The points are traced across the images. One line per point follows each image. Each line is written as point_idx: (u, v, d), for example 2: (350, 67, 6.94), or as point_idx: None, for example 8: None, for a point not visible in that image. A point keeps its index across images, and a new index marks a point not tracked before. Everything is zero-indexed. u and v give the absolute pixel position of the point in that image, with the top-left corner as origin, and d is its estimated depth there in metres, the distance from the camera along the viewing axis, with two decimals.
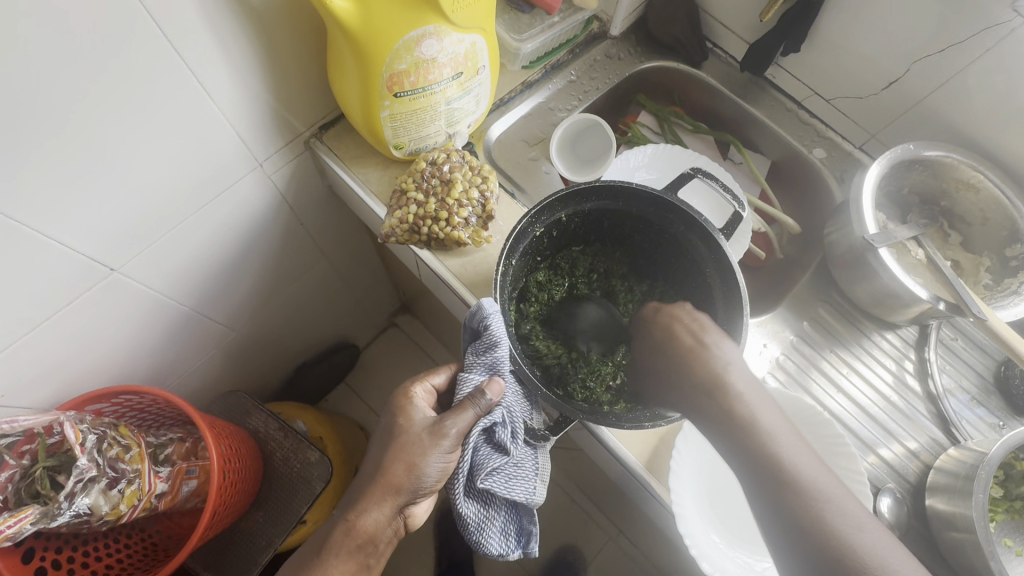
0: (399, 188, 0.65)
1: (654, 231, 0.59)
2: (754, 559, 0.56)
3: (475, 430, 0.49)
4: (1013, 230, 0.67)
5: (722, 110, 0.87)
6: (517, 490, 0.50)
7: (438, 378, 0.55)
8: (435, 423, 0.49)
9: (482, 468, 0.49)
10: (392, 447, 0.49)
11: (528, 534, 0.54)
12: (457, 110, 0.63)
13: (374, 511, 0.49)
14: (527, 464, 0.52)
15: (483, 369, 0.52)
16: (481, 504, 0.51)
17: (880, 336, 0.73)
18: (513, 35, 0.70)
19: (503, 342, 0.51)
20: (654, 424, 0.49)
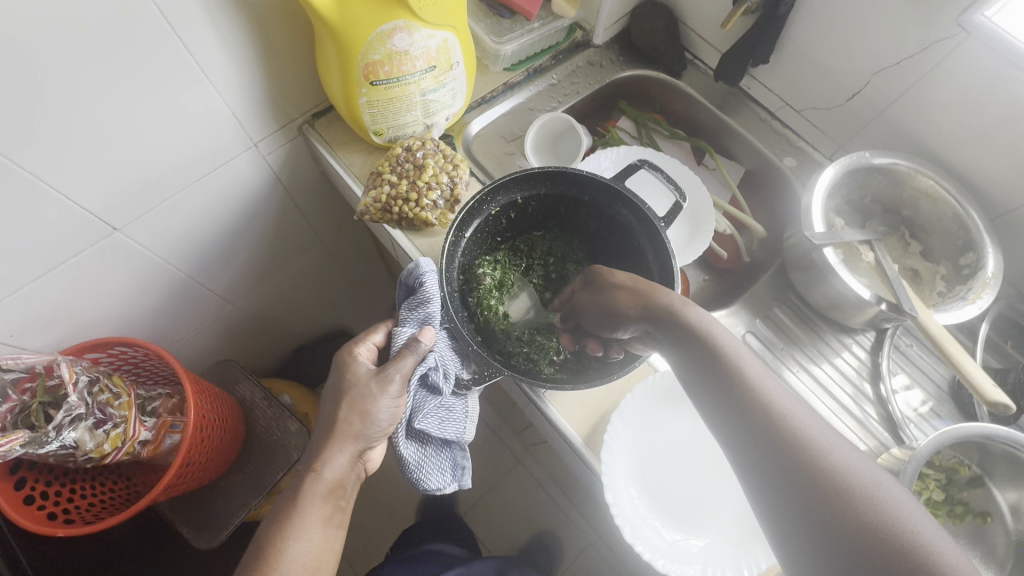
0: (376, 171, 0.71)
1: (603, 218, 0.63)
2: (665, 528, 0.58)
3: (415, 376, 0.57)
4: (967, 239, 0.68)
5: (699, 118, 0.90)
6: (449, 430, 0.61)
7: (378, 336, 0.61)
8: (381, 372, 0.55)
9: (419, 410, 0.59)
10: (346, 398, 0.54)
11: (462, 468, 0.66)
12: (432, 102, 0.69)
13: (338, 459, 0.52)
14: (457, 408, 0.62)
15: (415, 323, 0.59)
16: (418, 445, 0.61)
17: (836, 339, 0.75)
18: (493, 37, 0.76)
19: (434, 298, 0.60)
20: (575, 387, 0.54)
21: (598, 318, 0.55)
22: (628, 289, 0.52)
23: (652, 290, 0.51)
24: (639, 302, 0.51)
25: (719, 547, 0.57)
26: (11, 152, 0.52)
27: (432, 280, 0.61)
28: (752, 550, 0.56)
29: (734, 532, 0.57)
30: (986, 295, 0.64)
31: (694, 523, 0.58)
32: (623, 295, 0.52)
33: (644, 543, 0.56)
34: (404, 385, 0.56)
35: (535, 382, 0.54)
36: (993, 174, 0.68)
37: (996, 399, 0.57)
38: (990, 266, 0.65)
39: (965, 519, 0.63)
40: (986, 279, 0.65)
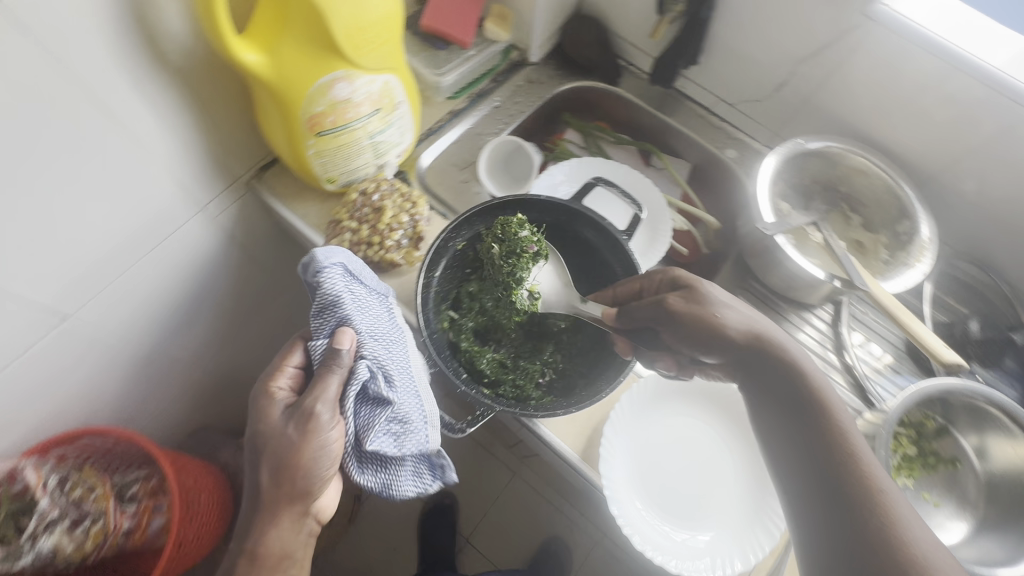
0: (334, 219, 0.70)
1: (567, 239, 0.65)
2: (672, 529, 0.60)
3: (349, 395, 0.56)
4: (901, 209, 0.74)
5: (642, 121, 0.93)
6: (408, 443, 0.60)
7: (294, 357, 0.60)
8: (301, 413, 0.54)
9: (365, 431, 0.57)
10: (265, 457, 0.54)
11: (435, 463, 0.67)
12: (382, 143, 0.69)
13: (273, 526, 0.53)
14: (414, 413, 0.61)
15: (327, 331, 0.59)
16: (382, 469, 0.59)
17: (800, 317, 0.78)
18: (432, 69, 0.77)
19: (342, 300, 0.59)
20: (567, 410, 0.56)
21: (678, 333, 0.54)
22: (731, 314, 0.52)
23: (748, 320, 0.53)
24: (741, 327, 0.52)
25: (723, 539, 0.59)
26: None
27: (343, 281, 0.60)
28: (754, 539, 0.57)
29: (733, 522, 0.59)
30: (926, 258, 0.70)
31: (695, 519, 0.60)
32: (722, 317, 0.52)
33: (654, 548, 0.57)
34: (331, 419, 0.55)
35: (528, 413, 0.56)
36: (914, 144, 0.73)
37: (950, 360, 0.63)
38: (924, 231, 0.71)
39: (939, 468, 0.68)
40: (923, 244, 0.70)
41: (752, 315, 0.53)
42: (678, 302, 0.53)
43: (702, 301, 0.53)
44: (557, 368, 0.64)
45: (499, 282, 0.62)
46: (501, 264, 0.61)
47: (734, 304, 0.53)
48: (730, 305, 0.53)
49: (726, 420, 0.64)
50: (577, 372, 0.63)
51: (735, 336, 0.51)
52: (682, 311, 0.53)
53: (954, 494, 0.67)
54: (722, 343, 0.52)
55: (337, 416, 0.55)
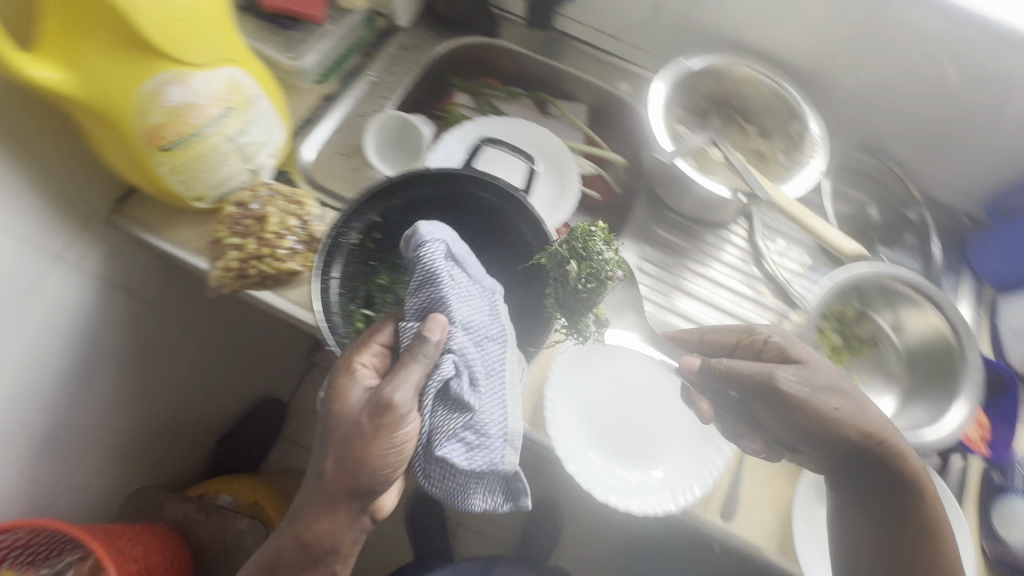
0: (215, 238, 0.64)
1: (472, 209, 0.61)
2: (625, 471, 0.60)
3: (428, 391, 0.49)
4: (790, 110, 0.74)
5: (530, 70, 0.89)
6: (482, 460, 0.50)
7: (381, 334, 0.53)
8: (376, 402, 0.48)
9: (438, 434, 0.49)
10: (335, 444, 0.49)
11: (517, 491, 0.55)
12: (247, 144, 0.62)
13: (321, 518, 0.51)
14: (495, 429, 0.51)
15: (417, 312, 0.51)
16: (447, 475, 0.52)
17: (716, 237, 0.80)
18: (286, 53, 0.70)
19: (442, 277, 0.50)
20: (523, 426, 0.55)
21: (776, 413, 0.54)
22: (853, 403, 0.54)
23: (858, 400, 0.55)
24: (853, 423, 0.53)
25: (674, 472, 0.60)
26: None
27: (444, 261, 0.51)
28: (704, 466, 0.60)
29: (681, 453, 0.61)
30: (818, 154, 0.70)
31: (647, 458, 0.62)
32: (840, 412, 0.54)
33: (612, 493, 0.57)
34: (406, 416, 0.48)
35: None
36: (791, 45, 0.74)
37: (850, 251, 0.66)
38: (814, 128, 0.71)
39: (865, 350, 0.71)
40: (815, 140, 0.71)
41: (859, 398, 0.56)
42: (789, 379, 0.54)
43: (823, 387, 0.55)
44: None
45: (571, 308, 0.55)
46: (573, 283, 0.54)
47: (842, 384, 0.55)
48: (846, 389, 0.55)
49: (693, 429, 0.63)
50: None
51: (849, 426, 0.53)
52: (800, 395, 0.53)
53: (880, 371, 0.70)
54: (834, 440, 0.54)
55: (414, 412, 0.48)
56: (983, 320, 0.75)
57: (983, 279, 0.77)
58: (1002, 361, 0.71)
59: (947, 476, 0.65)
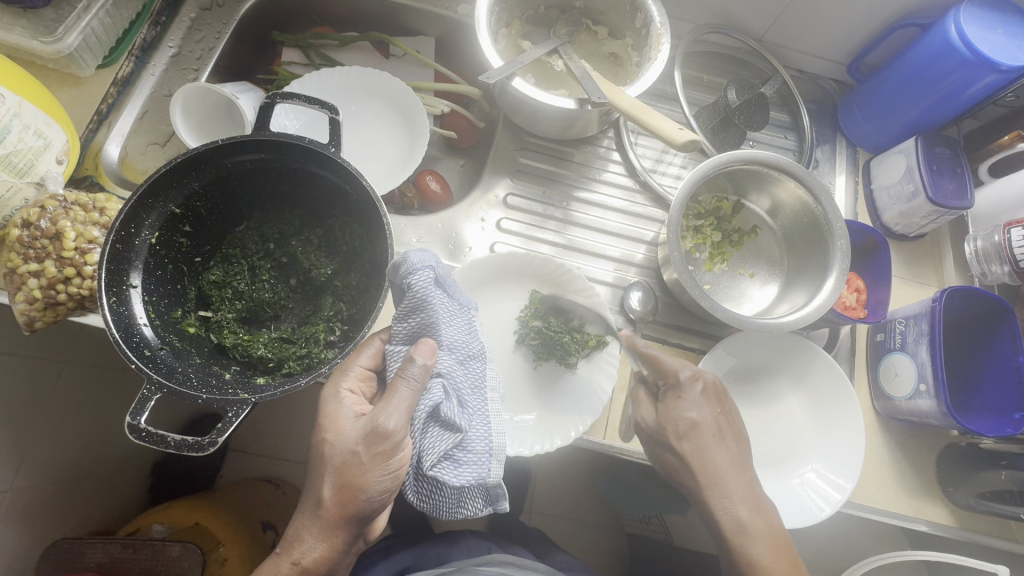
0: (9, 269, 0.55)
1: (288, 177, 0.55)
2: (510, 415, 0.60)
3: (417, 414, 0.47)
4: (632, 2, 0.68)
5: (360, 8, 0.80)
6: (469, 474, 0.49)
7: (366, 357, 0.53)
8: (371, 428, 0.46)
9: (428, 453, 0.48)
10: (332, 471, 0.47)
11: (496, 496, 0.54)
12: (12, 155, 0.53)
13: (319, 545, 0.48)
14: (479, 445, 0.50)
15: (406, 334, 0.51)
16: (433, 490, 0.50)
17: (589, 156, 0.75)
18: (43, 38, 0.60)
19: (427, 299, 0.50)
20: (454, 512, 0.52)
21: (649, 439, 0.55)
22: (685, 455, 0.53)
23: (713, 455, 0.52)
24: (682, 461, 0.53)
25: (551, 414, 0.60)
26: None
27: (432, 286, 0.50)
28: (582, 409, 0.59)
29: (562, 393, 0.61)
30: (664, 44, 0.65)
31: (522, 402, 0.61)
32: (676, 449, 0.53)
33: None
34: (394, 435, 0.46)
35: (291, 382, 0.48)
36: None
37: (685, 140, 0.55)
38: (655, 15, 0.66)
39: (745, 241, 0.69)
40: (658, 28, 0.66)
41: (717, 437, 0.53)
42: (647, 421, 0.56)
43: (678, 437, 0.53)
44: (343, 317, 0.57)
45: (552, 347, 0.61)
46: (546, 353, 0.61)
47: (681, 445, 0.53)
48: (694, 438, 0.53)
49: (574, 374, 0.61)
50: (363, 311, 0.56)
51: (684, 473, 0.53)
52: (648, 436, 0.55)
53: (763, 261, 0.69)
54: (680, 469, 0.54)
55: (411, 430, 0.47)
56: (859, 186, 0.74)
57: (856, 144, 0.76)
58: (878, 224, 0.71)
59: (834, 349, 0.66)
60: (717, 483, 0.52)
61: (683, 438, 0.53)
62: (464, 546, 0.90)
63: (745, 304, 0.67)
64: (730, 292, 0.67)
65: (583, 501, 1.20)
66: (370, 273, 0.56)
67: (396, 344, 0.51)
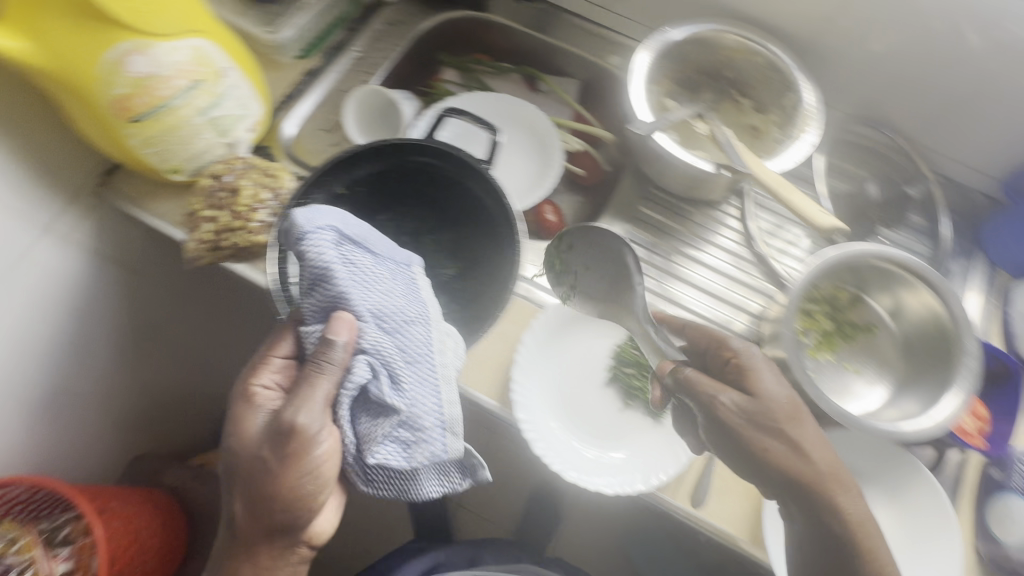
0: (191, 211, 0.65)
1: (438, 182, 0.61)
2: (587, 449, 0.60)
3: (343, 398, 0.47)
4: (784, 82, 0.70)
5: (520, 44, 0.87)
6: (421, 454, 0.50)
7: (282, 348, 0.52)
8: (277, 428, 0.46)
9: (368, 442, 0.48)
10: (244, 479, 0.48)
11: (472, 467, 0.55)
12: (221, 118, 0.62)
13: (249, 559, 0.50)
14: (429, 419, 0.50)
15: (320, 313, 0.49)
16: (391, 480, 0.50)
17: (710, 219, 0.76)
18: (264, 28, 0.71)
19: (339, 273, 0.48)
20: (432, 493, 0.53)
21: (722, 434, 0.50)
22: (793, 442, 0.49)
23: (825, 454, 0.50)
24: None
25: (630, 457, 0.60)
26: None
27: (336, 258, 0.48)
28: (662, 460, 0.58)
29: (647, 439, 0.61)
30: (810, 126, 0.66)
31: (602, 439, 0.61)
32: None
33: (560, 460, 0.58)
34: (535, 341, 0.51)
35: None
36: (791, 11, 0.69)
37: (827, 225, 0.58)
38: (808, 99, 0.67)
39: (857, 337, 0.67)
40: (806, 111, 0.67)
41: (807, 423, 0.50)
42: (734, 403, 0.50)
43: (785, 421, 0.49)
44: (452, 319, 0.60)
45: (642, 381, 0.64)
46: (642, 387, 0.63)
47: (794, 433, 0.49)
48: (800, 425, 0.50)
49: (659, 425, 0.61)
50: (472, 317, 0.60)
51: (796, 467, 0.49)
52: (736, 424, 0.50)
53: (872, 361, 0.66)
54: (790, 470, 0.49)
55: (324, 431, 0.47)
56: (996, 307, 0.69)
57: (999, 263, 0.71)
58: (1012, 351, 0.66)
59: (940, 473, 0.61)
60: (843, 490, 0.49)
61: (792, 425, 0.50)
62: (490, 556, 0.91)
63: (849, 402, 0.64)
64: (834, 386, 0.64)
65: (616, 562, 1.15)
66: (488, 283, 0.60)
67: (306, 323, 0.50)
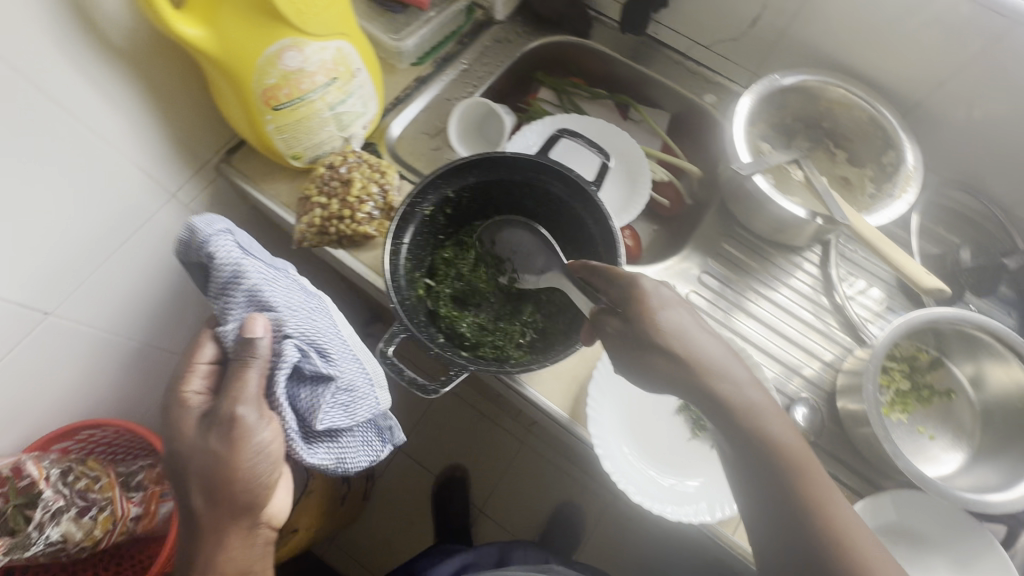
0: (304, 195, 0.69)
1: (540, 196, 0.63)
2: (661, 476, 0.60)
3: (280, 377, 0.53)
4: (885, 138, 0.71)
5: (616, 72, 0.90)
6: (359, 411, 0.60)
7: (204, 354, 0.54)
8: (220, 418, 0.48)
9: (318, 411, 0.55)
10: (191, 474, 0.48)
11: (385, 427, 0.67)
12: (344, 114, 0.67)
13: (222, 548, 0.48)
14: (360, 381, 0.60)
15: (238, 312, 0.55)
16: (332, 445, 0.59)
17: (790, 263, 0.76)
18: (391, 35, 0.76)
19: (249, 274, 0.55)
20: (365, 457, 0.63)
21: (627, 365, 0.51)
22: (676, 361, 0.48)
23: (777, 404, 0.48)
24: None
25: (703, 489, 0.59)
26: None
27: (244, 264, 0.55)
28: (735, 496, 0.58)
29: (720, 473, 0.60)
30: (910, 189, 0.67)
31: (674, 467, 0.61)
32: None
33: (634, 484, 0.58)
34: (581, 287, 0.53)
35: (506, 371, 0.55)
36: (900, 71, 0.70)
37: (931, 286, 0.60)
38: (910, 159, 0.68)
39: (934, 400, 0.66)
40: (908, 173, 0.68)
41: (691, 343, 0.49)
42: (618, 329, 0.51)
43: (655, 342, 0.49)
44: (538, 328, 0.63)
45: None
46: None
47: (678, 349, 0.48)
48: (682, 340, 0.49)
49: None
50: (557, 328, 0.63)
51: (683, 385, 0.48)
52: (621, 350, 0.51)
53: (949, 426, 0.65)
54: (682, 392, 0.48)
55: (265, 420, 0.49)
56: None
57: None
58: None
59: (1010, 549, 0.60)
60: (803, 452, 0.45)
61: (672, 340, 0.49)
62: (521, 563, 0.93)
63: (922, 464, 0.63)
64: (909, 448, 0.64)
65: None
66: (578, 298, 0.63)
67: (225, 325, 0.55)
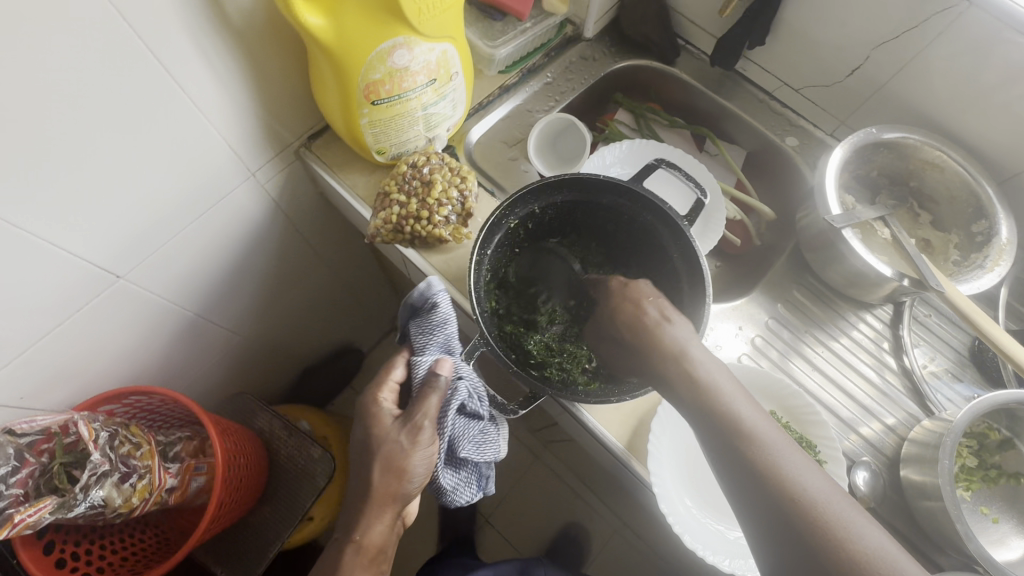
0: (383, 191, 0.69)
1: (624, 223, 0.62)
2: (725, 527, 0.59)
3: (450, 411, 0.54)
4: (977, 206, 0.69)
5: (697, 103, 0.89)
6: (487, 452, 0.60)
7: (398, 372, 0.57)
8: (409, 423, 0.52)
9: (460, 441, 0.57)
10: (375, 460, 0.51)
11: (487, 477, 0.66)
12: (434, 115, 0.66)
13: (378, 525, 0.51)
14: (493, 429, 0.61)
15: (434, 349, 0.57)
16: (455, 473, 0.60)
17: (858, 318, 0.74)
18: (487, 41, 0.75)
19: (449, 318, 0.58)
20: (469, 496, 0.63)
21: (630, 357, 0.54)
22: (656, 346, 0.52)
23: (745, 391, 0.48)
24: None
25: None
26: (35, 218, 0.52)
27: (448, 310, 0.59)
28: None
29: None
30: (1003, 262, 0.65)
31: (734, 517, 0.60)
32: None
33: (698, 538, 0.57)
34: (670, 320, 0.52)
35: (579, 398, 0.53)
36: (1000, 140, 0.68)
37: None
38: (1003, 232, 0.67)
39: (1000, 481, 0.64)
40: (1001, 247, 0.67)
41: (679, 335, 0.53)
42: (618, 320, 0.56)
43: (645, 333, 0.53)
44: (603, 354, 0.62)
45: None
46: None
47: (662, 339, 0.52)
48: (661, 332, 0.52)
49: None
50: None
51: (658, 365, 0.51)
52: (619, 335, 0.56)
53: (1014, 510, 0.63)
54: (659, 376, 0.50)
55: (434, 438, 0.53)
56: None
57: None
58: None
59: None
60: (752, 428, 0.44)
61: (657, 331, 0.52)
62: None
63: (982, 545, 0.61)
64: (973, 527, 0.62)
65: None
66: None
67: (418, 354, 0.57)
